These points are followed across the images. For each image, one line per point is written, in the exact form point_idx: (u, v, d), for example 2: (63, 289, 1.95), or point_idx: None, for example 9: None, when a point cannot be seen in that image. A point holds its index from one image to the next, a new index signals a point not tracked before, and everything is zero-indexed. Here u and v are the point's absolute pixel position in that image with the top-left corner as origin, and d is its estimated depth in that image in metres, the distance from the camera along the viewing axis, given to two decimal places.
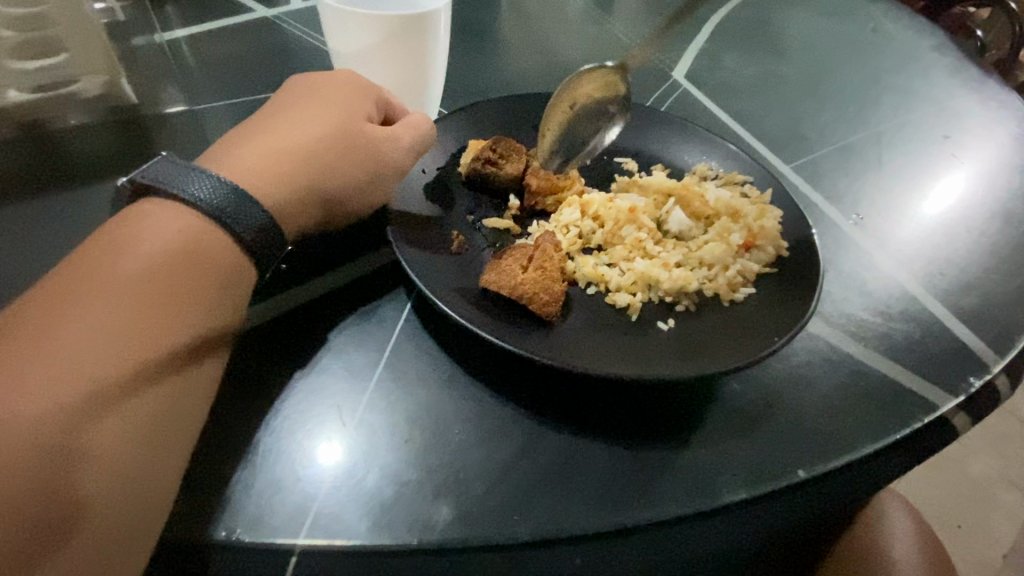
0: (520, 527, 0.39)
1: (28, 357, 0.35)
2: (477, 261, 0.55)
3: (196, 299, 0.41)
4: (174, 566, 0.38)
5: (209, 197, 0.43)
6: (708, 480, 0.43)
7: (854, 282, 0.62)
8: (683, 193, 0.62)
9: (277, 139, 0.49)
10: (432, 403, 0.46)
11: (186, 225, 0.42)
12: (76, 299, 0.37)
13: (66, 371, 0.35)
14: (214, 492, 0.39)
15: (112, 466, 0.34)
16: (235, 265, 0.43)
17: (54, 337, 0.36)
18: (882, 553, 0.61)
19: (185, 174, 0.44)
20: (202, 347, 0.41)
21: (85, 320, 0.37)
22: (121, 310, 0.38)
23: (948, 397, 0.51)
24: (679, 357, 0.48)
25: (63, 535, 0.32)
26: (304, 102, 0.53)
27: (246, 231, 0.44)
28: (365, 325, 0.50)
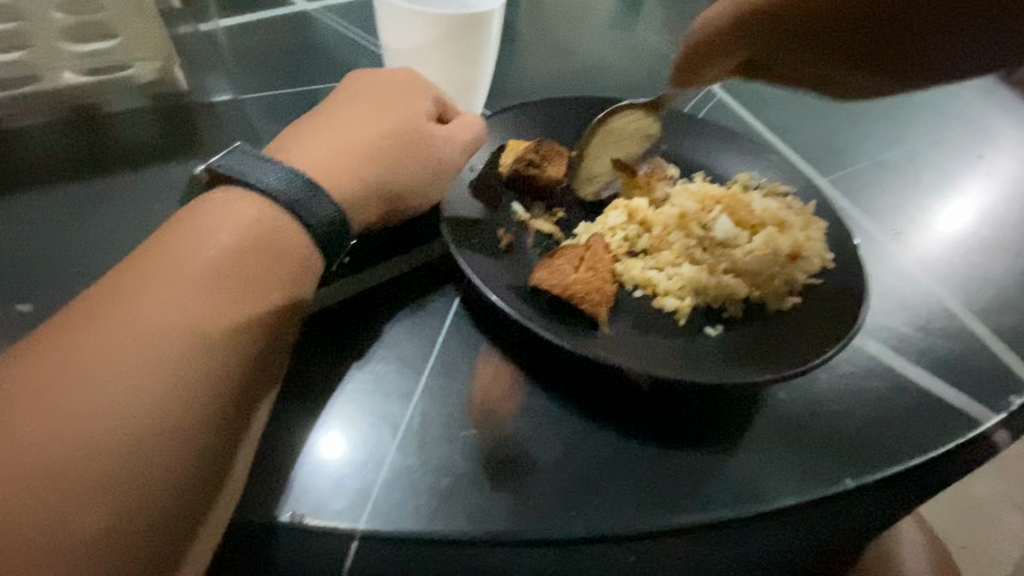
0: (575, 523, 0.40)
1: (115, 337, 0.36)
2: (526, 259, 0.56)
3: (268, 287, 0.42)
4: (240, 544, 0.39)
5: (282, 187, 0.44)
6: (756, 486, 0.44)
7: (894, 297, 0.62)
8: (730, 200, 0.62)
9: (340, 134, 0.50)
10: (483, 397, 0.46)
11: (259, 214, 0.43)
12: (159, 281, 0.38)
13: (150, 352, 0.36)
14: (278, 475, 0.40)
15: (188, 449, 0.35)
16: (305, 256, 0.44)
17: (137, 317, 0.37)
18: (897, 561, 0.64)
19: (259, 164, 0.45)
20: (274, 332, 0.42)
21: (167, 302, 0.38)
22: (201, 295, 0.39)
23: (990, 413, 0.52)
24: (727, 363, 0.49)
25: (142, 516, 0.33)
26: (362, 99, 0.54)
27: (317, 221, 0.44)
28: (417, 318, 0.51)
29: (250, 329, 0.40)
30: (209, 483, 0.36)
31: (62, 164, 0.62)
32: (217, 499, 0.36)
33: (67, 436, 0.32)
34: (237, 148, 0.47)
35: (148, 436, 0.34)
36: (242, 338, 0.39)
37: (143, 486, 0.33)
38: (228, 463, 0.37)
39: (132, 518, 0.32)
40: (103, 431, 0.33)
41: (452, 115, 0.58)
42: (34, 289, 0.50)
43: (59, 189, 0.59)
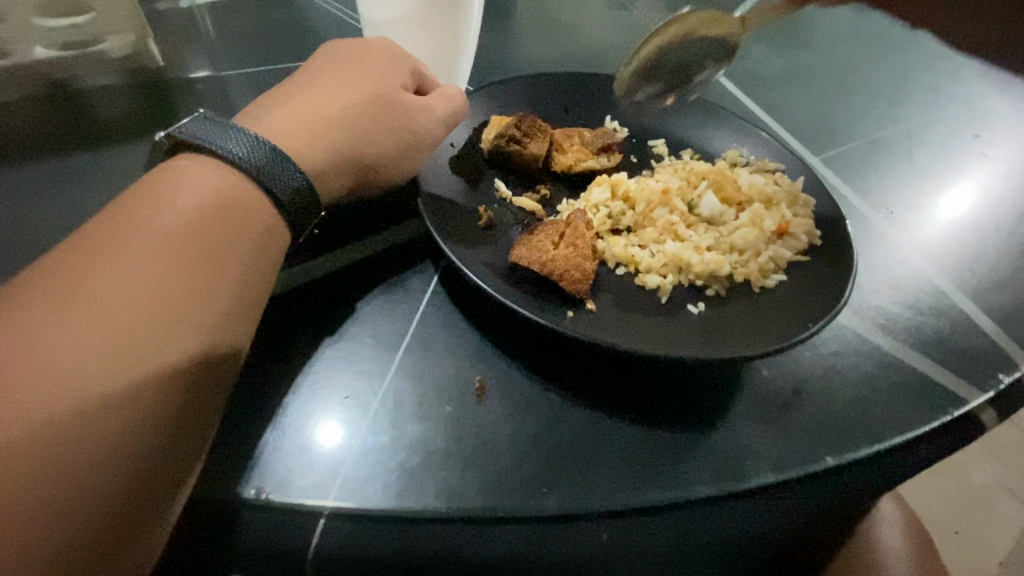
0: (548, 501, 0.39)
1: (68, 306, 0.35)
2: (506, 236, 0.55)
3: (230, 257, 0.41)
4: (206, 521, 0.38)
5: (246, 155, 0.43)
6: (734, 463, 0.43)
7: (883, 276, 0.61)
8: (716, 177, 0.60)
9: (310, 102, 0.48)
10: (458, 374, 0.45)
11: (223, 182, 0.42)
12: (115, 249, 0.37)
13: (106, 323, 0.35)
14: (244, 452, 0.39)
15: (147, 422, 0.34)
16: (272, 227, 0.43)
17: (90, 285, 0.36)
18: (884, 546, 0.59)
19: (223, 130, 0.43)
20: (239, 303, 0.41)
21: (122, 271, 0.37)
22: (158, 264, 0.38)
23: (977, 392, 0.51)
24: (708, 340, 0.48)
25: (97, 488, 0.32)
26: (337, 69, 0.52)
27: (284, 192, 0.43)
28: (392, 295, 0.50)
29: (211, 299, 0.39)
30: (169, 456, 0.35)
31: (33, 140, 0.61)
32: (177, 473, 0.36)
33: (15, 406, 0.31)
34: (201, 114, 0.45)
35: (101, 406, 0.33)
36: (202, 308, 0.38)
37: (95, 456, 0.32)
38: (189, 436, 0.36)
39: (86, 491, 0.32)
40: (53, 401, 0.32)
41: (429, 87, 0.57)
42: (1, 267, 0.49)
43: (29, 166, 0.58)
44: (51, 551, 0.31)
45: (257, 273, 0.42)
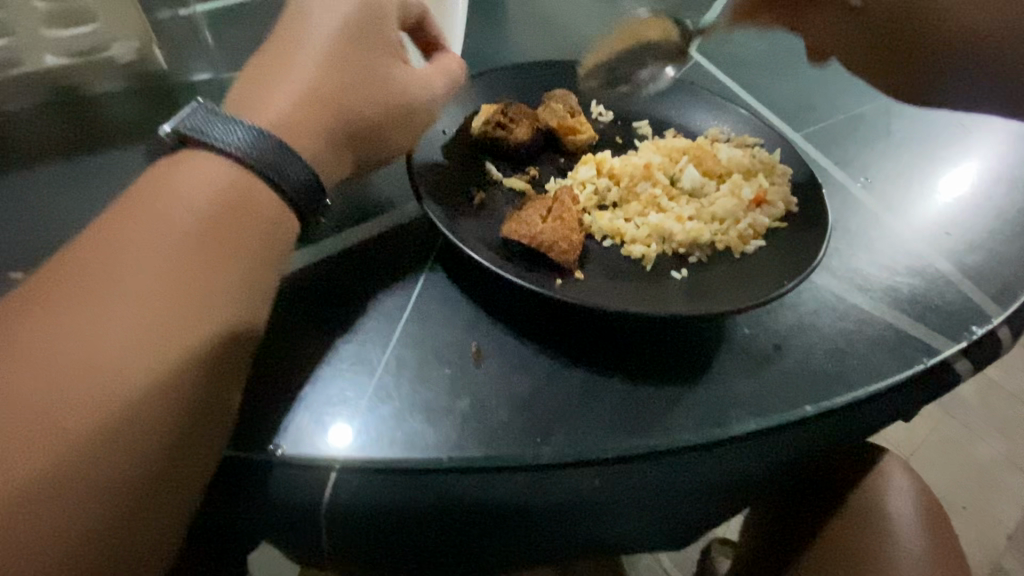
0: (542, 450, 0.42)
1: (94, 292, 0.37)
2: (496, 214, 0.58)
3: (243, 242, 0.43)
4: (227, 478, 0.41)
5: (250, 149, 0.45)
6: (717, 414, 0.46)
7: (862, 240, 0.63)
8: (696, 151, 0.63)
9: (304, 90, 0.49)
10: (455, 341, 0.48)
11: (233, 173, 0.44)
12: (134, 238, 0.40)
13: (132, 306, 0.37)
14: (260, 416, 0.43)
15: (173, 394, 0.37)
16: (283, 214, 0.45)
17: (115, 273, 0.38)
18: (878, 508, 0.66)
19: (226, 125, 0.45)
20: (255, 284, 0.43)
21: (141, 258, 0.39)
22: (175, 251, 0.40)
23: (950, 343, 0.54)
24: (690, 300, 0.50)
25: (130, 456, 0.35)
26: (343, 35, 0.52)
27: (291, 186, 0.46)
28: (390, 273, 0.53)
29: (228, 281, 0.41)
30: (194, 430, 0.38)
31: (49, 144, 0.64)
32: (202, 445, 0.38)
33: (56, 385, 0.34)
34: (198, 105, 0.47)
35: (131, 386, 0.35)
36: (220, 290, 0.40)
37: (129, 432, 0.35)
38: (214, 408, 0.39)
39: (118, 460, 0.35)
40: (88, 380, 0.35)
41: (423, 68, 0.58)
42: (28, 260, 0.53)
43: (46, 166, 0.61)
44: (91, 513, 0.34)
45: (271, 256, 0.44)
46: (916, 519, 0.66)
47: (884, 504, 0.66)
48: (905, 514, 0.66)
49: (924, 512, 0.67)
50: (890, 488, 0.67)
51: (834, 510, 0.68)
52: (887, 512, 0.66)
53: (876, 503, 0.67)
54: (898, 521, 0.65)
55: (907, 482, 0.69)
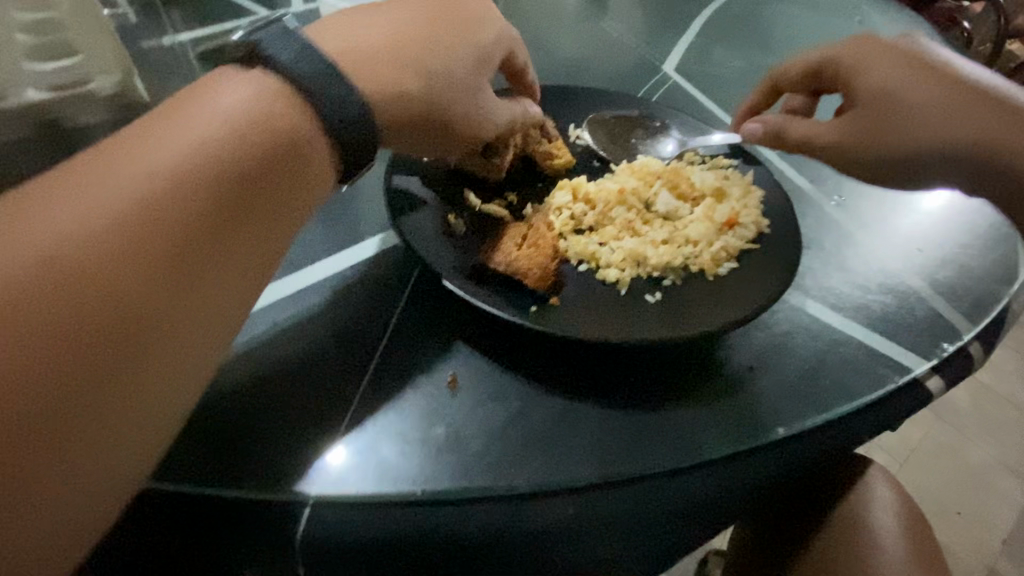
0: (516, 480, 0.42)
1: (107, 191, 0.34)
2: (473, 240, 0.58)
3: (261, 186, 0.39)
4: (191, 514, 0.41)
5: (311, 76, 0.42)
6: (690, 438, 0.46)
7: (835, 259, 0.64)
8: (670, 176, 0.65)
9: (382, 41, 0.48)
10: (430, 371, 0.49)
11: (270, 117, 0.40)
12: (161, 143, 0.37)
13: (144, 218, 0.34)
14: (225, 452, 0.42)
15: (162, 330, 0.34)
16: (301, 185, 0.42)
17: (134, 174, 0.35)
18: (862, 520, 0.66)
19: (290, 46, 0.42)
20: (263, 235, 0.40)
21: (163, 167, 0.36)
22: (196, 170, 0.37)
23: (921, 361, 0.54)
24: (664, 324, 0.51)
25: (111, 389, 0.32)
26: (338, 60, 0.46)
27: (342, 127, 0.43)
28: (367, 303, 0.53)
29: (238, 220, 0.38)
30: (181, 374, 0.35)
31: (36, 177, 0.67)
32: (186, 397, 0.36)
33: (57, 282, 0.31)
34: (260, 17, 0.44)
35: (122, 312, 0.32)
36: (230, 229, 0.38)
37: (113, 364, 0.32)
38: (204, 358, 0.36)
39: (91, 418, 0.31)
40: (81, 288, 0.32)
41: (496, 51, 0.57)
42: None
43: None
44: (49, 472, 0.30)
45: (277, 222, 0.41)
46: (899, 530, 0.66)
47: (868, 517, 0.67)
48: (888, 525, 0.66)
49: (907, 522, 0.67)
50: (872, 499, 0.68)
51: (819, 521, 0.68)
52: (871, 523, 0.66)
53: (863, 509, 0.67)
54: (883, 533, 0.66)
55: (888, 491, 0.69)
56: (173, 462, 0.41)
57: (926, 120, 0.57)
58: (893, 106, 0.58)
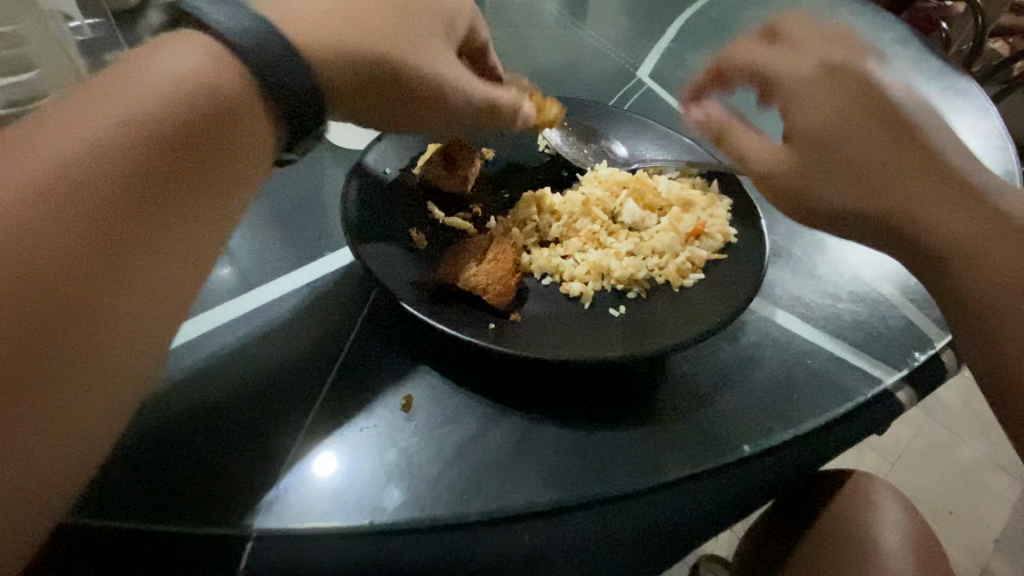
0: (470, 508, 0.41)
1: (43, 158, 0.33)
2: (434, 255, 0.56)
3: (212, 154, 0.39)
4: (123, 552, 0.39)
5: (239, 34, 0.40)
6: (652, 458, 0.45)
7: (806, 267, 0.63)
8: (637, 185, 0.64)
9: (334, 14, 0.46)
10: (385, 393, 0.47)
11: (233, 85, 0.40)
12: (97, 106, 0.35)
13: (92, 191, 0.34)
14: (162, 483, 0.41)
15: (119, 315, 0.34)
16: (258, 151, 0.42)
17: (74, 138, 0.34)
18: (860, 525, 0.65)
19: (250, 27, 0.40)
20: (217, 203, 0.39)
21: (101, 134, 0.35)
22: (137, 143, 0.35)
23: (891, 372, 0.53)
24: (628, 338, 0.50)
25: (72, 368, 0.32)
26: (285, 55, 0.42)
27: (282, 88, 0.42)
28: (321, 325, 0.52)
29: (186, 191, 0.38)
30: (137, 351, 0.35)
31: None
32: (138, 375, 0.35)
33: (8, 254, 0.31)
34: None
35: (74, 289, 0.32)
36: (182, 204, 0.37)
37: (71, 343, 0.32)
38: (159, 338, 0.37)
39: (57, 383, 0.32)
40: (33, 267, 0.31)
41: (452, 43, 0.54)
42: None
43: None
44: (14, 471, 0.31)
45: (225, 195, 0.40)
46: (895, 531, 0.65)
47: (866, 520, 0.65)
48: (886, 528, 0.65)
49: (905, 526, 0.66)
50: (869, 501, 0.66)
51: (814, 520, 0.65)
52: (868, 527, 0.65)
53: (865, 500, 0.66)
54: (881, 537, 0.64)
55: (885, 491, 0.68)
56: (115, 497, 0.40)
57: (870, 165, 0.47)
58: (832, 148, 0.48)
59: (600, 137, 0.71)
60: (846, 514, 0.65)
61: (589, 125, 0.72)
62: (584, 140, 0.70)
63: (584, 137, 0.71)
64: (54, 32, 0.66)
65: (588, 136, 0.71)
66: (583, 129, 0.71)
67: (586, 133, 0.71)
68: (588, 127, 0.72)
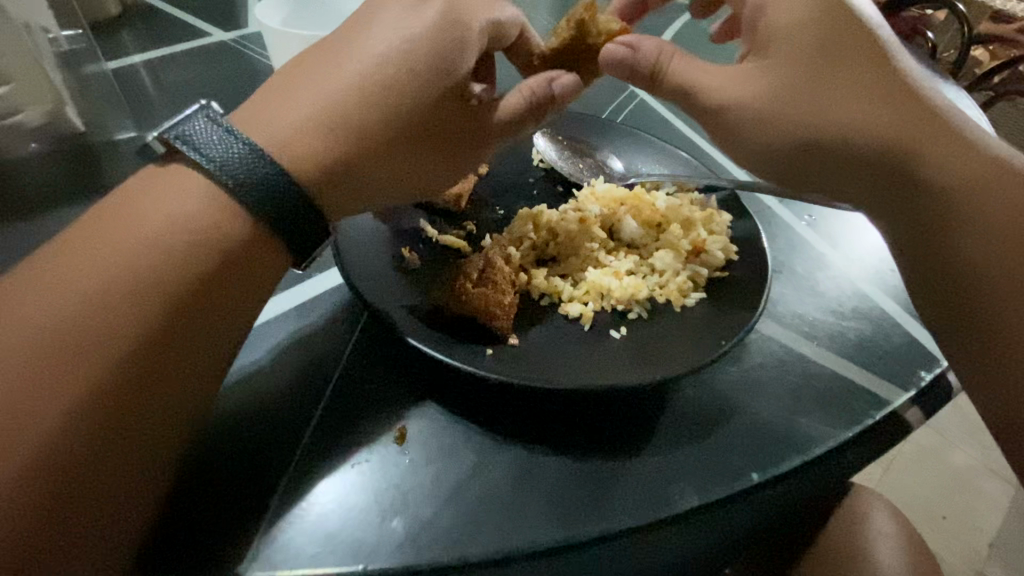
0: (470, 548, 0.39)
1: (66, 284, 0.37)
2: (427, 275, 0.54)
3: (198, 270, 0.39)
4: None
5: (236, 173, 0.40)
6: (660, 489, 0.43)
7: (807, 283, 0.62)
8: (635, 201, 0.62)
9: (325, 89, 0.44)
10: (377, 424, 0.45)
11: (221, 218, 0.40)
12: (109, 236, 0.39)
13: (89, 313, 0.37)
14: (158, 537, 0.39)
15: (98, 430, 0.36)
16: (263, 264, 0.42)
17: (85, 262, 0.38)
18: (860, 543, 0.62)
19: (246, 163, 0.40)
20: (213, 320, 0.40)
21: (107, 259, 0.38)
22: (133, 269, 0.38)
23: (899, 393, 0.51)
24: (632, 362, 0.48)
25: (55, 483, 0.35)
26: (277, 180, 0.41)
27: (272, 213, 0.41)
28: (309, 353, 0.50)
29: (179, 312, 0.39)
30: (120, 465, 0.37)
31: None
32: (124, 484, 0.37)
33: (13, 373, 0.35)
34: (203, 109, 0.42)
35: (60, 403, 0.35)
36: (169, 322, 0.38)
37: (57, 463, 0.35)
38: (145, 447, 0.38)
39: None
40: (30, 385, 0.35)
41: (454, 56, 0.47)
42: None
43: None
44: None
45: (220, 309, 0.41)
46: (895, 541, 0.62)
47: (867, 537, 0.62)
48: (887, 539, 0.62)
49: (907, 540, 0.64)
50: (864, 517, 0.63)
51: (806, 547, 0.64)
52: (868, 542, 0.62)
53: (864, 511, 0.64)
54: (882, 549, 0.61)
55: (877, 503, 0.65)
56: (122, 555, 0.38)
57: (857, 125, 0.44)
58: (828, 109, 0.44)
59: (593, 152, 0.70)
60: (840, 534, 0.63)
61: (581, 137, 0.71)
62: (578, 153, 0.69)
63: (576, 151, 0.69)
64: (31, 46, 0.63)
65: (582, 150, 0.69)
66: (576, 144, 0.70)
67: (579, 147, 0.70)
68: (581, 142, 0.70)
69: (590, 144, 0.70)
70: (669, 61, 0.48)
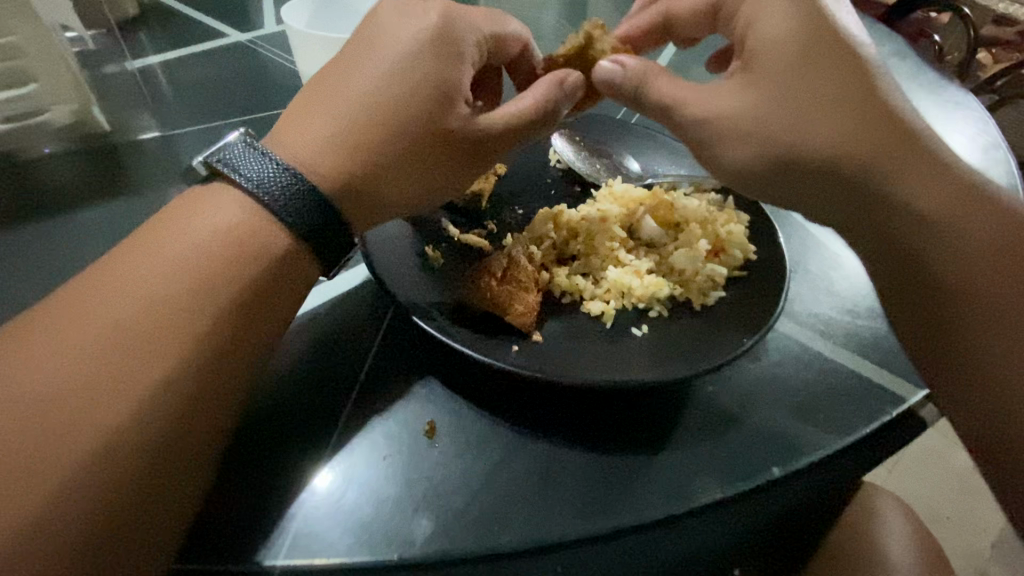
0: (500, 539, 0.40)
1: (118, 287, 0.39)
2: (452, 273, 0.55)
3: (241, 273, 0.41)
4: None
5: (270, 190, 0.43)
6: (683, 483, 0.44)
7: (822, 282, 0.63)
8: (652, 201, 0.63)
9: (353, 98, 0.46)
10: (406, 418, 0.46)
11: (259, 227, 0.42)
12: (160, 245, 0.41)
13: (140, 313, 0.38)
14: (202, 529, 0.40)
15: (144, 423, 0.36)
16: (301, 266, 0.44)
17: (136, 267, 0.40)
18: (870, 538, 0.63)
19: (280, 181, 0.43)
20: (254, 321, 0.42)
21: (159, 267, 0.40)
22: (181, 275, 0.40)
23: (916, 390, 0.52)
24: (656, 359, 0.49)
25: (102, 475, 0.35)
26: (309, 191, 0.43)
27: (302, 224, 0.43)
28: (337, 349, 0.51)
29: (220, 311, 0.40)
30: (165, 460, 0.37)
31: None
32: (170, 478, 0.37)
33: (65, 370, 0.36)
34: (242, 137, 0.45)
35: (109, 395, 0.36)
36: (211, 321, 0.40)
37: (106, 455, 0.35)
38: (189, 441, 0.38)
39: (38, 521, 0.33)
40: (81, 380, 0.36)
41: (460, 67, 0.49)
42: None
43: None
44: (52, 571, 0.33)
45: (259, 309, 0.42)
46: (905, 538, 0.64)
47: (877, 534, 0.63)
48: (897, 535, 0.63)
49: (917, 538, 0.64)
50: (875, 514, 0.65)
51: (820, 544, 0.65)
52: (879, 538, 0.63)
53: (876, 512, 0.65)
54: (893, 545, 0.63)
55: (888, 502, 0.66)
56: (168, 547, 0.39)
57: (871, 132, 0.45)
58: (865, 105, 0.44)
59: (611, 153, 0.71)
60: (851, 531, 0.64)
61: (598, 138, 0.72)
62: (595, 153, 0.70)
63: (594, 152, 0.70)
64: (57, 45, 0.64)
65: (599, 150, 0.70)
66: (593, 144, 0.71)
67: (596, 147, 0.71)
68: (598, 142, 0.71)
69: (608, 145, 0.71)
70: (654, 77, 0.51)
